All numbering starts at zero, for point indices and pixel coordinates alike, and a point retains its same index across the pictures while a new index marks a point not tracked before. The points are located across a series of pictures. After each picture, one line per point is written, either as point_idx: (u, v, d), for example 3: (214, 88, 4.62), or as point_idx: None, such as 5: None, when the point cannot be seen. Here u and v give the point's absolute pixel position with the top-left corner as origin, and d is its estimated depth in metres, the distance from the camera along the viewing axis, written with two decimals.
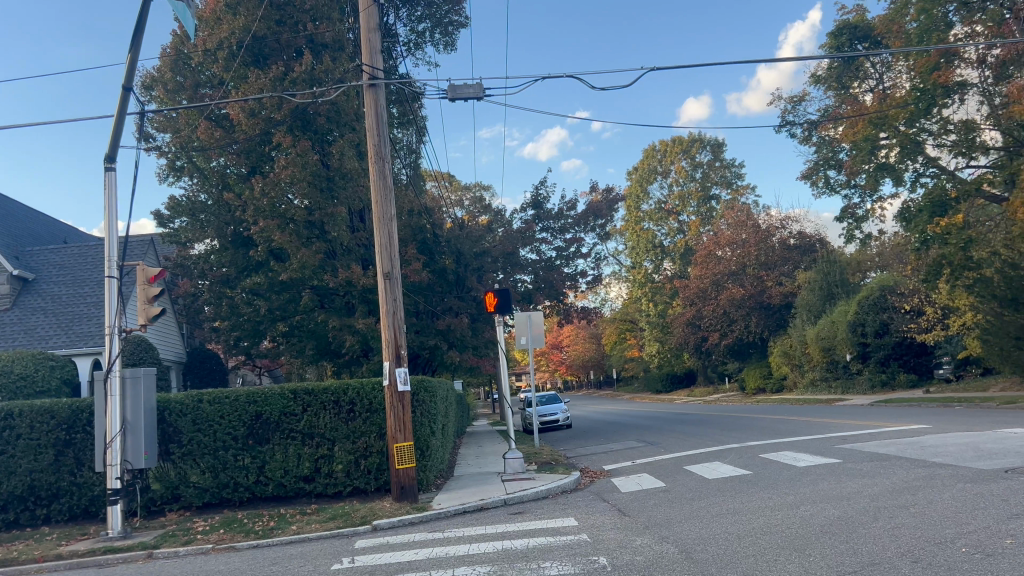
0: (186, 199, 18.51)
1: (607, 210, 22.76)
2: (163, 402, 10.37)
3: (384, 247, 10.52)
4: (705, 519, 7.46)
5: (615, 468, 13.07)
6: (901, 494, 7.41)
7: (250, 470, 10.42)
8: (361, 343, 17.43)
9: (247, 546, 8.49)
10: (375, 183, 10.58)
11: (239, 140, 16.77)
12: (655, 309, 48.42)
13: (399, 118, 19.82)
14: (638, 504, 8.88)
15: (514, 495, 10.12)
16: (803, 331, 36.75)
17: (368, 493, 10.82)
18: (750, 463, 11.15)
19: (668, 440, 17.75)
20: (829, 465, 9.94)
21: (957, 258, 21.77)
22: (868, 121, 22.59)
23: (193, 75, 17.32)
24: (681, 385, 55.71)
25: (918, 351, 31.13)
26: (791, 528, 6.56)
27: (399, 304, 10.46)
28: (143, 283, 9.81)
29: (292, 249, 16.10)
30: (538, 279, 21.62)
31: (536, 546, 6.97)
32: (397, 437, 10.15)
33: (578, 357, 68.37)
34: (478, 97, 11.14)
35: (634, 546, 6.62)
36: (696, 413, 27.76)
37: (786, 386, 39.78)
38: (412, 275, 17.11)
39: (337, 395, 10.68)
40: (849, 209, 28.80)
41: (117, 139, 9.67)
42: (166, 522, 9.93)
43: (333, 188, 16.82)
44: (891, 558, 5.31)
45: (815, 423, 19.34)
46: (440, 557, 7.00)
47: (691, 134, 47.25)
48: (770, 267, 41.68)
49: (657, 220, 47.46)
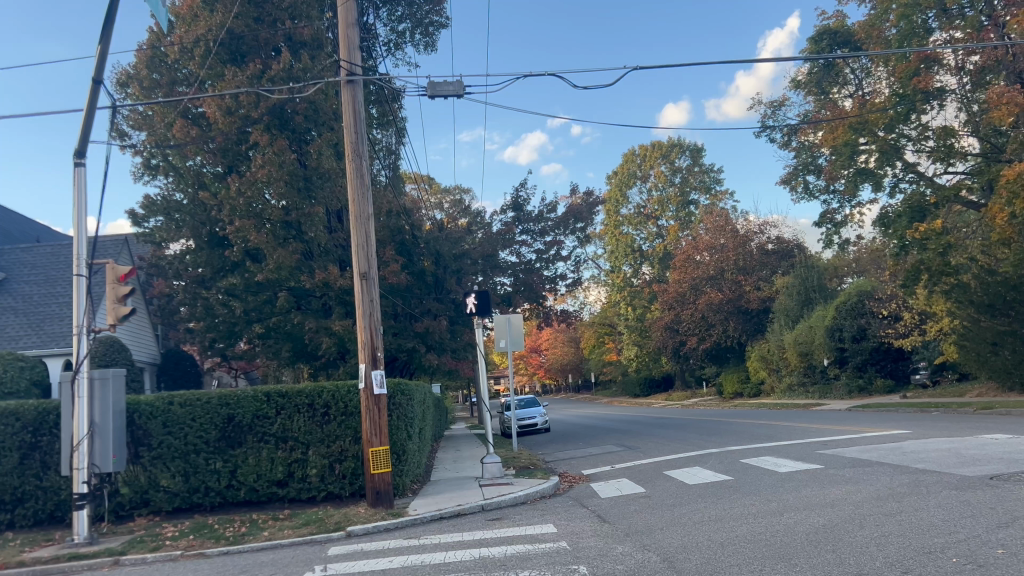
0: (161, 198, 18.18)
1: (587, 213, 22.68)
2: (132, 404, 10.08)
3: (361, 247, 10.31)
4: (687, 527, 7.33)
5: (594, 472, 12.93)
6: (886, 501, 7.32)
7: (222, 475, 10.16)
8: (338, 346, 17.18)
9: (217, 552, 8.24)
10: (352, 182, 10.37)
11: (215, 139, 16.49)
12: (634, 313, 48.42)
13: (379, 119, 19.60)
14: (618, 510, 8.74)
15: (492, 501, 9.92)
16: (780, 336, 36.89)
17: (343, 499, 10.61)
18: (731, 468, 11.05)
19: (648, 444, 17.66)
20: (811, 470, 9.85)
21: (935, 264, 21.90)
22: (848, 126, 22.66)
23: (169, 73, 17.02)
24: (659, 389, 55.82)
25: (895, 356, 31.39)
26: (776, 537, 6.44)
27: (376, 304, 10.23)
28: (113, 282, 9.49)
29: (269, 249, 15.85)
30: (518, 282, 21.49)
31: (515, 554, 6.79)
32: (372, 441, 9.91)
33: (557, 360, 68.20)
34: (457, 95, 10.97)
35: (615, 554, 6.46)
36: (675, 418, 27.74)
37: (763, 391, 39.95)
38: (390, 276, 16.90)
39: (312, 398, 10.46)
40: (828, 215, 28.96)
41: (87, 134, 9.40)
42: (134, 527, 9.63)
43: (311, 188, 16.57)
44: (879, 568, 5.20)
45: (795, 428, 19.34)
46: (416, 566, 6.79)
47: (670, 138, 47.40)
48: (748, 271, 41.80)
49: (635, 224, 47.47)
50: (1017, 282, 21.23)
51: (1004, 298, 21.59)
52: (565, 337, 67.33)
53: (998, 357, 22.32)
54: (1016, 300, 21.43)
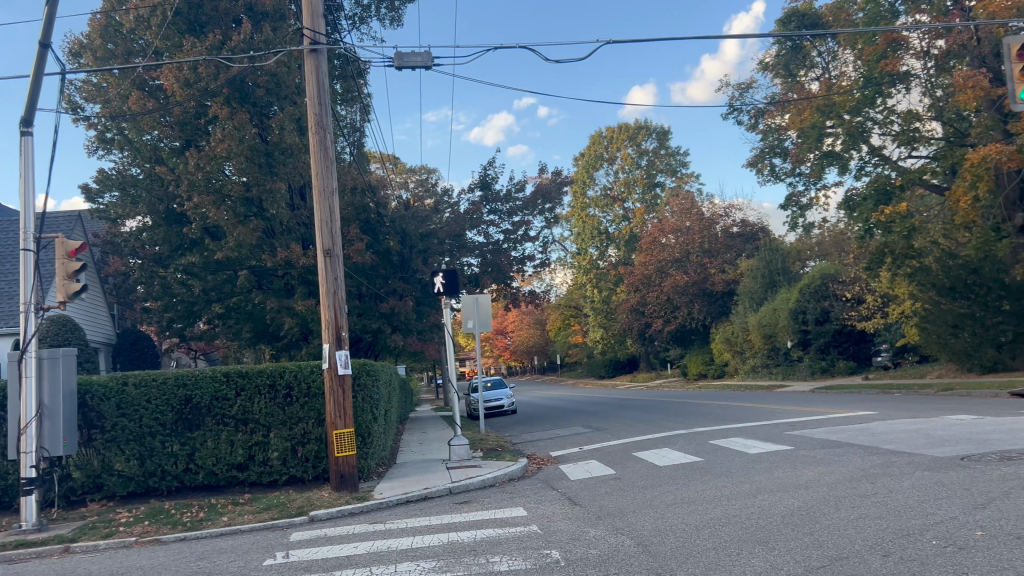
0: (116, 172, 17.64)
1: (555, 193, 22.45)
2: (84, 385, 9.64)
3: (325, 223, 9.96)
4: (660, 509, 7.18)
5: (561, 454, 12.81)
6: (860, 482, 7.23)
7: (179, 458, 9.81)
8: (300, 326, 16.81)
9: (173, 539, 7.92)
10: (316, 156, 10.02)
11: (173, 112, 15.95)
12: (600, 295, 48.47)
13: (343, 95, 19.15)
14: (589, 492, 8.58)
15: (460, 484, 9.72)
16: (744, 319, 37.18)
17: (305, 482, 10.32)
18: (700, 450, 10.97)
19: (615, 425, 17.66)
20: (781, 452, 9.78)
21: (899, 247, 22.03)
22: (815, 108, 22.71)
23: (125, 43, 16.39)
24: (624, 370, 56.18)
25: (857, 339, 31.92)
26: (751, 519, 6.30)
27: (340, 282, 9.91)
28: (63, 258, 9.01)
29: (228, 227, 15.43)
30: (485, 263, 21.25)
31: (485, 539, 6.58)
32: (337, 424, 9.63)
33: (522, 342, 68.13)
34: (426, 66, 10.64)
35: (588, 538, 6.27)
36: (641, 399, 27.82)
37: (727, 372, 40.30)
38: (355, 255, 16.59)
39: (273, 378, 10.14)
40: (793, 197, 29.11)
41: (34, 101, 8.91)
42: (87, 513, 9.25)
43: (272, 164, 16.13)
44: (860, 551, 5.06)
45: (761, 409, 19.46)
46: (382, 551, 6.54)
47: (637, 120, 47.27)
48: (714, 254, 41.67)
49: (602, 207, 47.36)
50: (978, 266, 21.79)
51: (964, 282, 22.16)
52: (531, 319, 67.29)
53: (959, 339, 22.58)
54: (976, 283, 21.98)
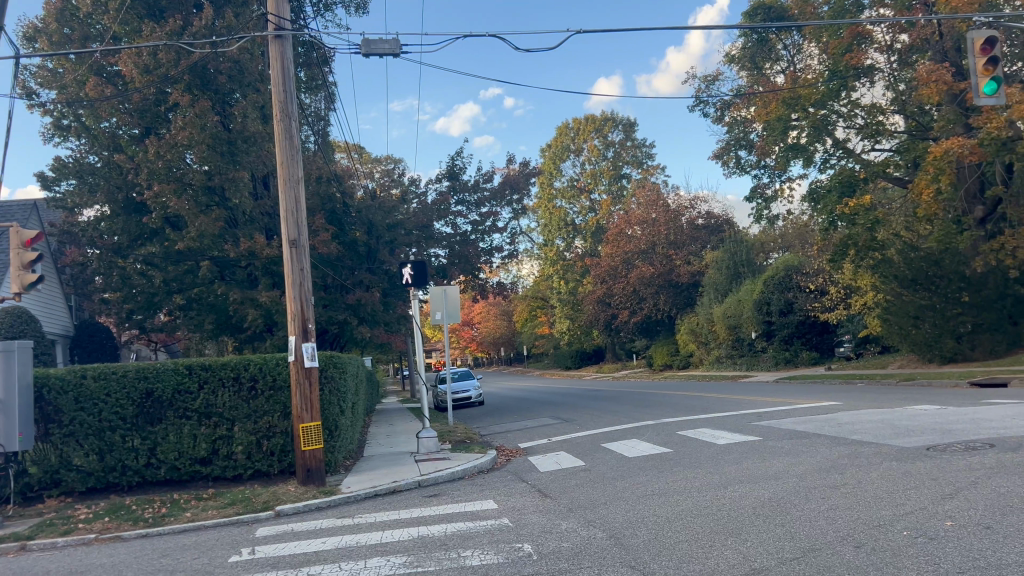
0: (73, 160, 17.21)
1: (523, 184, 22.38)
2: (41, 378, 9.34)
3: (290, 213, 9.76)
4: (631, 501, 7.15)
5: (529, 446, 12.75)
6: (830, 473, 7.27)
7: (141, 453, 9.58)
8: (264, 318, 16.56)
9: (135, 535, 7.73)
10: (281, 144, 9.81)
11: (132, 99, 15.59)
12: (567, 287, 48.59)
13: (308, 83, 18.87)
14: (559, 484, 8.55)
15: (428, 477, 9.61)
16: (709, 310, 37.48)
17: (271, 477, 10.16)
18: (669, 440, 10.99)
19: (583, 416, 17.68)
20: (749, 443, 9.82)
21: (863, 239, 22.18)
22: (781, 101, 22.88)
23: (82, 27, 15.95)
24: (590, 361, 56.47)
25: (820, 330, 32.33)
26: (723, 511, 6.30)
27: (306, 273, 9.73)
28: (17, 247, 8.69)
29: (190, 216, 15.11)
30: (453, 254, 21.11)
31: (456, 532, 6.49)
32: (303, 417, 9.47)
33: (489, 333, 68.14)
34: (393, 54, 10.47)
35: (560, 531, 6.22)
36: (608, 390, 27.97)
37: (692, 363, 40.66)
38: (321, 246, 16.36)
39: (237, 371, 9.94)
40: (758, 189, 29.38)
41: None
42: (44, 510, 8.99)
43: (235, 152, 15.80)
44: (832, 542, 5.07)
45: (728, 399, 19.60)
46: (351, 546, 6.42)
47: (604, 112, 47.34)
48: (680, 245, 41.90)
49: (569, 198, 47.36)
50: (939, 257, 22.21)
51: (925, 273, 22.47)
52: (497, 311, 67.22)
53: (920, 330, 22.95)
54: (937, 275, 22.30)
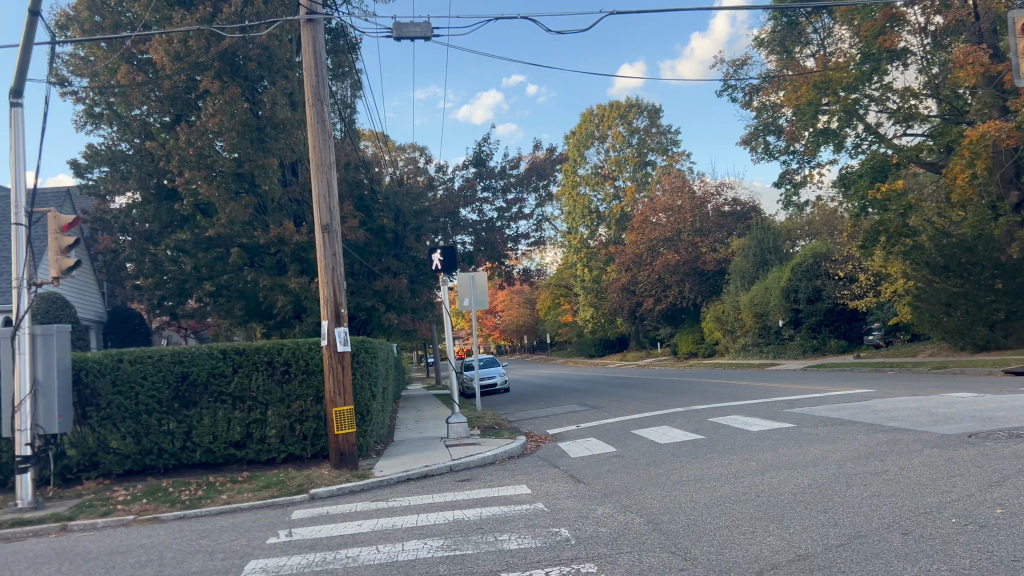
0: (106, 147, 17.43)
1: (550, 170, 22.28)
2: (78, 361, 9.45)
3: (323, 197, 9.79)
4: (666, 487, 7.12)
5: (558, 432, 12.74)
6: (869, 460, 7.20)
7: (177, 436, 9.69)
8: (293, 304, 16.67)
9: (173, 517, 7.81)
10: (313, 128, 9.82)
11: (163, 86, 15.76)
12: (591, 275, 48.41)
13: (334, 71, 18.88)
14: (592, 470, 8.54)
15: (460, 461, 9.63)
16: (736, 297, 37.21)
17: (304, 460, 10.24)
18: (701, 427, 10.92)
19: (610, 403, 17.64)
20: (783, 430, 9.73)
21: (894, 225, 21.96)
22: (812, 85, 22.53)
23: (113, 15, 16.08)
24: (614, 349, 56.46)
25: (849, 317, 32.04)
26: (762, 497, 6.26)
27: (339, 258, 9.76)
28: (55, 232, 8.79)
29: (220, 203, 15.22)
30: (479, 241, 21.07)
31: (491, 517, 6.50)
32: (336, 401, 9.52)
33: (512, 321, 68.22)
34: (424, 37, 10.43)
35: (596, 516, 6.20)
36: (633, 377, 27.94)
37: (718, 351, 40.50)
38: (349, 233, 16.41)
39: (271, 355, 10.00)
40: (787, 175, 29.10)
41: (25, 71, 8.64)
42: (83, 491, 9.12)
43: (264, 139, 15.85)
44: (878, 529, 5.01)
45: (757, 387, 19.47)
46: (387, 529, 6.45)
47: (629, 98, 46.93)
48: (705, 233, 41.70)
49: (593, 185, 47.15)
50: (972, 245, 21.91)
51: (958, 260, 22.21)
52: (520, 298, 67.17)
53: (951, 318, 22.74)
54: (970, 263, 22.05)
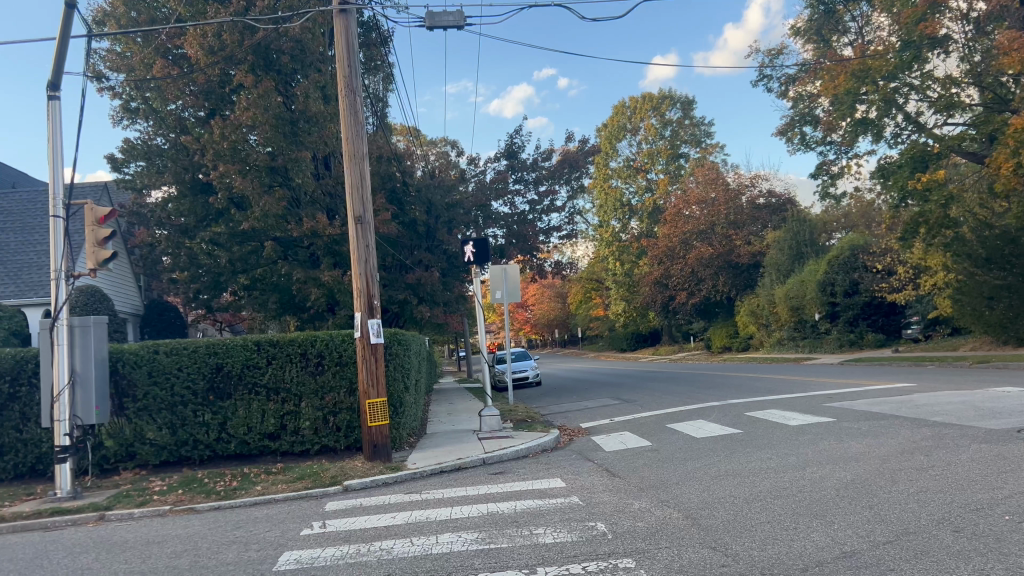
0: (142, 141, 17.65)
1: (583, 162, 22.10)
2: (115, 352, 9.55)
3: (356, 189, 9.76)
4: (705, 482, 6.97)
5: (592, 425, 12.61)
6: (914, 455, 6.99)
7: (211, 427, 9.73)
8: (327, 297, 16.72)
9: (208, 508, 7.83)
10: (346, 120, 9.79)
11: (198, 81, 15.99)
12: (622, 268, 48.09)
13: (367, 64, 18.89)
14: (627, 464, 8.42)
15: (493, 454, 9.56)
16: (771, 290, 36.77)
17: (337, 453, 10.23)
18: (737, 421, 10.74)
19: (644, 397, 17.51)
20: (822, 424, 9.53)
21: (936, 216, 21.45)
22: (850, 74, 22.07)
23: (149, 11, 16.25)
24: (646, 344, 56.16)
25: (886, 311, 31.69)
26: (804, 493, 6.10)
27: (371, 250, 9.72)
28: (92, 224, 8.83)
29: (254, 196, 15.30)
30: (511, 233, 20.98)
31: (526, 510, 6.41)
32: (370, 393, 9.48)
33: (544, 315, 68.05)
34: (457, 26, 10.36)
35: (633, 511, 6.09)
36: (667, 371, 27.68)
37: (752, 345, 40.07)
38: (382, 226, 16.40)
39: (305, 347, 10.00)
40: (824, 165, 28.62)
41: (61, 65, 8.69)
42: (120, 481, 9.20)
43: (297, 133, 15.91)
44: (927, 526, 4.84)
45: (794, 381, 19.16)
46: (421, 522, 6.39)
47: (661, 90, 46.45)
48: (740, 225, 41.35)
49: (625, 178, 46.79)
50: (1016, 236, 21.36)
51: (1002, 253, 21.67)
52: (551, 292, 67.01)
53: (994, 311, 22.29)
54: (1014, 256, 21.47)
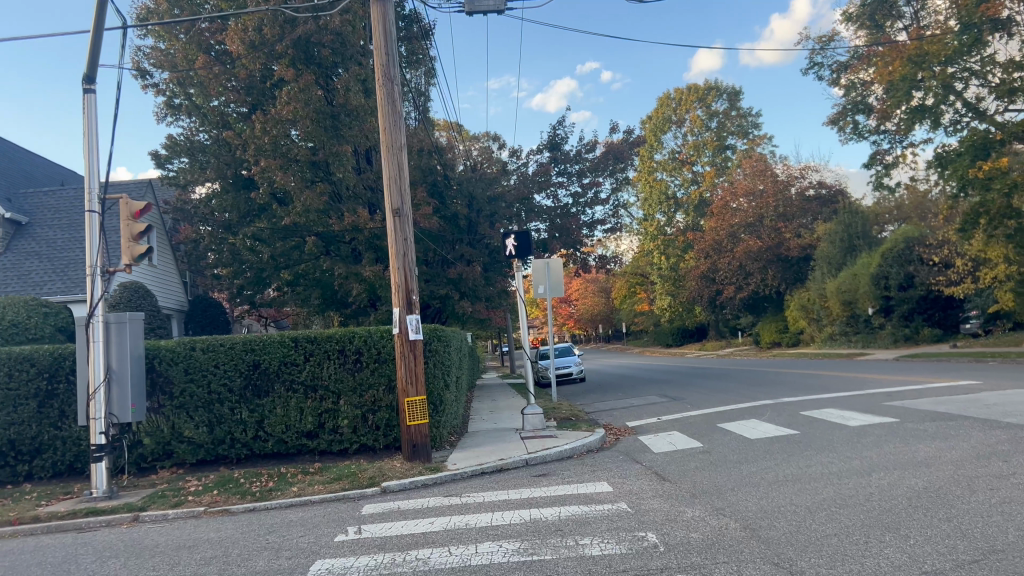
0: (184, 137, 17.69)
1: (628, 153, 21.55)
2: (152, 349, 9.41)
3: (394, 180, 9.46)
4: (763, 487, 6.53)
5: (638, 424, 12.18)
6: (991, 461, 6.46)
7: (249, 426, 9.54)
8: (368, 292, 16.53)
9: (243, 509, 7.62)
10: (383, 109, 9.49)
11: (239, 76, 15.88)
12: (668, 262, 47.40)
13: (408, 58, 18.60)
14: (677, 467, 7.99)
15: (536, 455, 9.21)
16: (822, 284, 35.79)
17: (377, 452, 9.96)
18: (793, 422, 10.22)
19: (692, 394, 16.99)
20: (885, 425, 8.98)
21: (998, 206, 20.49)
22: (906, 60, 21.38)
23: (191, 7, 16.20)
24: (692, 339, 55.40)
25: (943, 305, 30.42)
26: (873, 502, 5.63)
27: (410, 244, 9.42)
28: (127, 219, 8.66)
29: (295, 191, 15.12)
30: (554, 227, 20.55)
31: (571, 518, 6.03)
32: (408, 391, 9.19)
33: (588, 311, 67.49)
34: (497, 10, 9.98)
35: (686, 520, 5.68)
36: (715, 367, 27.07)
37: (803, 341, 39.14)
38: (423, 220, 16.13)
39: (342, 343, 9.75)
40: (878, 155, 27.69)
41: (96, 57, 8.47)
42: (157, 480, 9.06)
43: (338, 127, 15.70)
44: (1017, 544, 4.35)
45: (850, 378, 18.42)
46: (460, 529, 6.05)
47: (707, 81, 45.53)
48: (789, 218, 40.26)
49: (670, 170, 46.02)
50: None
51: None
52: (595, 287, 66.47)
53: None
54: None
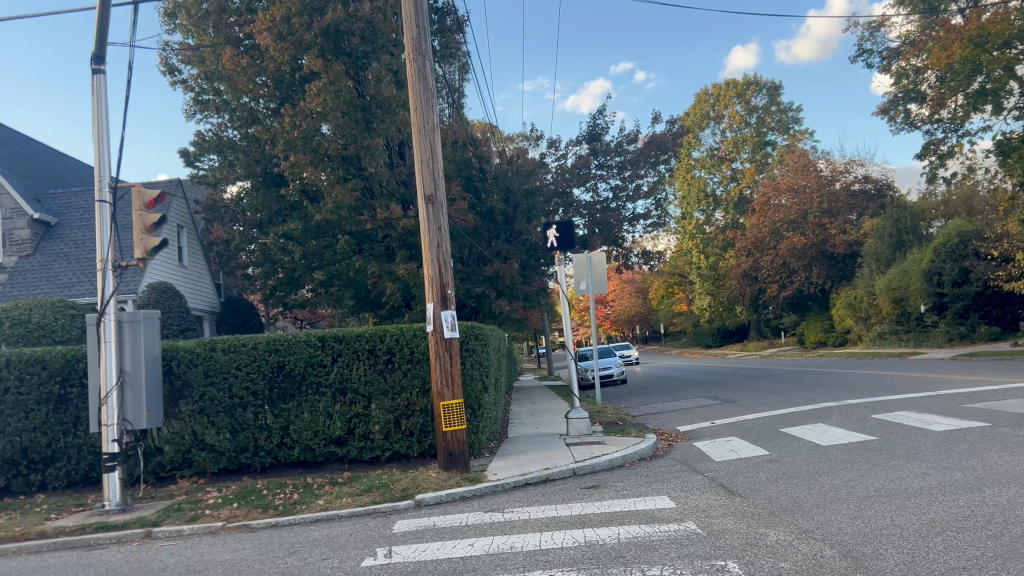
0: (213, 134, 17.19)
1: (672, 144, 20.57)
2: (170, 350, 8.79)
3: (426, 165, 8.72)
4: (853, 504, 5.65)
5: (692, 429, 11.29)
6: None
7: (273, 432, 8.88)
8: (402, 291, 15.85)
9: (263, 525, 6.91)
10: (414, 87, 8.74)
11: (267, 69, 15.25)
12: (707, 261, 46.22)
13: (441, 49, 17.82)
14: (746, 478, 7.13)
15: (585, 464, 8.38)
16: (870, 281, 34.40)
17: (410, 460, 9.21)
18: (867, 426, 9.28)
19: (744, 396, 16.03)
20: (977, 430, 8.01)
21: None
22: (966, 41, 20.03)
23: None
24: (733, 339, 54.19)
25: (1001, 301, 28.82)
26: (997, 524, 4.72)
27: (445, 234, 8.67)
28: (140, 209, 8.01)
29: (326, 186, 14.47)
30: (594, 222, 19.67)
31: (634, 541, 5.20)
32: (444, 394, 8.42)
33: (624, 311, 66.40)
34: None
35: (770, 545, 4.83)
36: (762, 368, 26.02)
37: (850, 340, 37.79)
38: (458, 215, 15.39)
39: (373, 343, 9.00)
40: (931, 145, 26.39)
41: (105, 34, 7.84)
42: (175, 492, 8.41)
43: (369, 119, 15.03)
44: None
45: (912, 377, 17.25)
46: (505, 553, 5.26)
47: (746, 76, 44.23)
48: (835, 213, 38.85)
49: (708, 167, 44.85)
50: None
51: None
52: (632, 287, 65.37)
53: None
54: None
